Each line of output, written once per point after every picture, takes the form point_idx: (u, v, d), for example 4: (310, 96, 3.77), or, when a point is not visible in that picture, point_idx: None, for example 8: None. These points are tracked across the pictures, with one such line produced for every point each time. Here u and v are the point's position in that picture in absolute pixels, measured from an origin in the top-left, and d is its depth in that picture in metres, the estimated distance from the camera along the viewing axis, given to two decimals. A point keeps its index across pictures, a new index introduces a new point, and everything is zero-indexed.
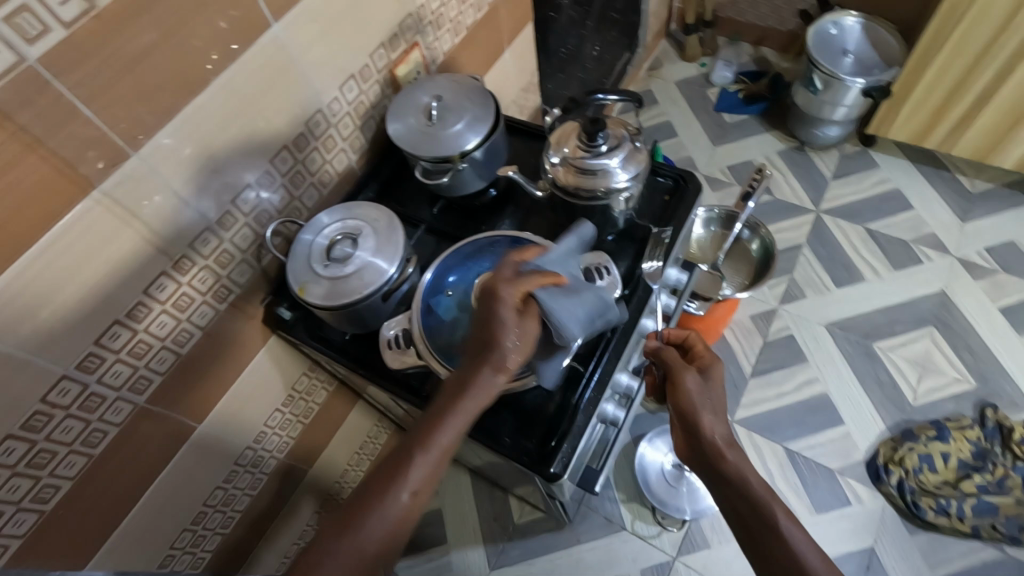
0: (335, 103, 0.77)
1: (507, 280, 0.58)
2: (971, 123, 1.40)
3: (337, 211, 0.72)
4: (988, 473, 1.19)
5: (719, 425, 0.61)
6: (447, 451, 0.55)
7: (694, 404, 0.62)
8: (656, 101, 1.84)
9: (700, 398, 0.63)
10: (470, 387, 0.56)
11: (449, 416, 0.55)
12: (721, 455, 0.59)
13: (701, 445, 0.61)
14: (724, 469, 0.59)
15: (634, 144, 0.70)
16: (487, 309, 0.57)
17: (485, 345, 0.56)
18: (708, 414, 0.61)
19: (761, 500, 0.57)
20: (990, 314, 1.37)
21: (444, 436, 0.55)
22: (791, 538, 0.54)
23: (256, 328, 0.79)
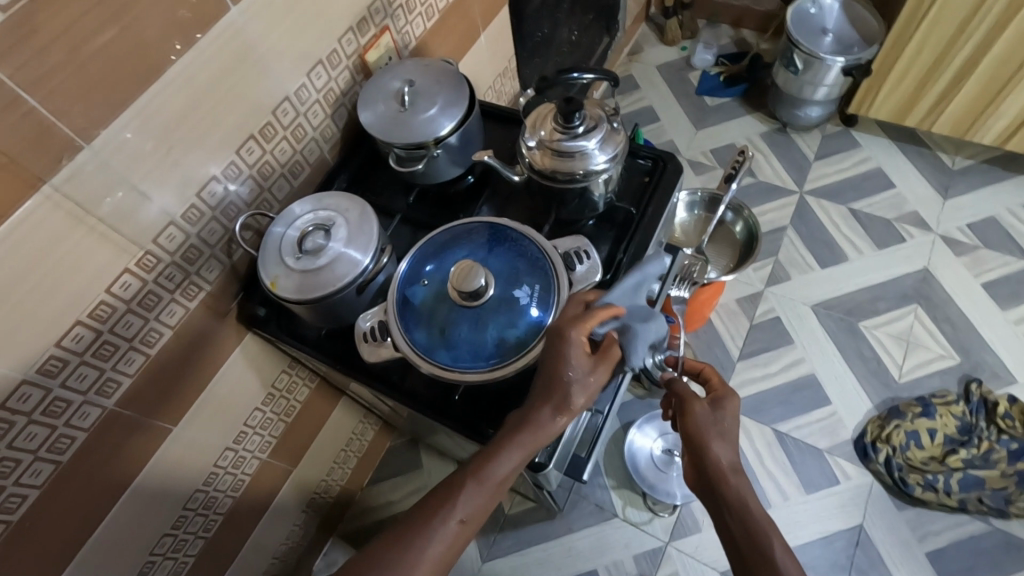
0: (303, 90, 0.74)
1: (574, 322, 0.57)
2: (949, 99, 1.40)
3: (308, 202, 0.70)
4: (973, 448, 1.20)
5: (726, 451, 0.59)
6: (501, 482, 0.57)
7: (703, 429, 0.60)
8: (637, 85, 1.83)
9: (707, 425, 0.60)
10: (529, 426, 0.56)
11: (507, 451, 0.56)
12: (724, 484, 0.57)
13: (705, 471, 0.59)
14: (724, 498, 0.57)
15: (612, 125, 0.68)
16: (556, 351, 0.57)
17: (549, 388, 0.56)
18: (716, 441, 0.59)
19: (760, 531, 0.55)
20: (972, 289, 1.38)
21: (498, 469, 0.56)
22: (785, 572, 0.53)
23: (230, 326, 0.76)
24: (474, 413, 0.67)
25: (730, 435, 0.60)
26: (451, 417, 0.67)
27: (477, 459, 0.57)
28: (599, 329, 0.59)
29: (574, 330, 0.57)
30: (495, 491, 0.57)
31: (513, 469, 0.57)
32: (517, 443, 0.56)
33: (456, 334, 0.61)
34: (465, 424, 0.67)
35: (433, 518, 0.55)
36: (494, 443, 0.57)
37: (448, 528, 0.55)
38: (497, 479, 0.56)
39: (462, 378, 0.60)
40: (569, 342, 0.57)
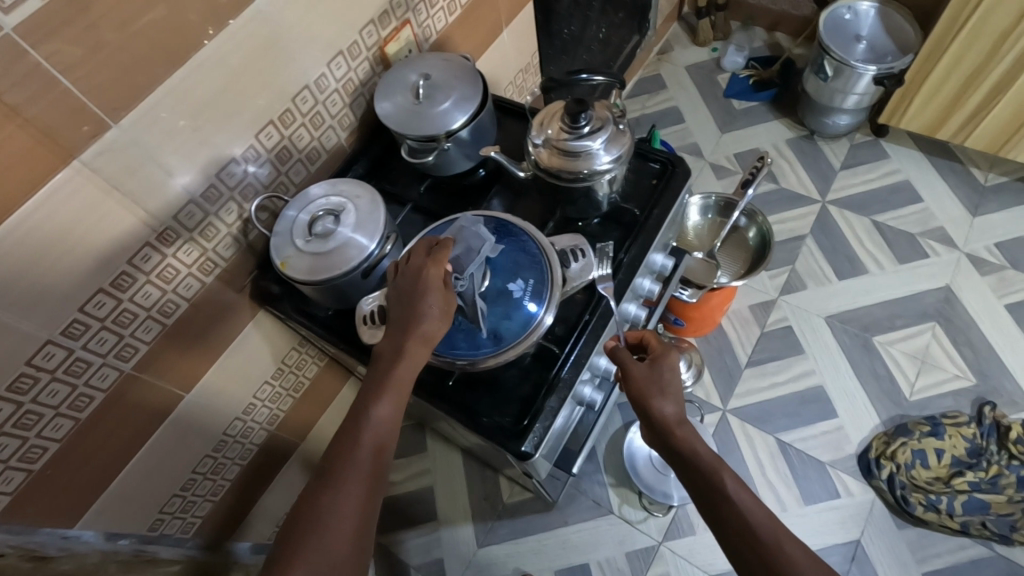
0: (324, 79, 0.76)
1: (426, 258, 0.59)
2: (984, 113, 1.36)
3: (321, 186, 0.72)
4: (981, 471, 1.17)
5: (668, 404, 0.62)
6: (403, 387, 0.56)
7: (644, 387, 0.63)
8: (664, 86, 1.82)
9: (642, 378, 0.64)
10: (394, 371, 0.56)
11: (377, 402, 0.55)
12: (673, 430, 0.61)
13: (654, 423, 0.62)
14: (675, 443, 0.61)
15: (617, 127, 0.69)
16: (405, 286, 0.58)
17: (403, 327, 0.57)
18: (656, 396, 0.62)
19: (713, 471, 0.58)
20: (994, 310, 1.35)
21: (397, 377, 0.56)
22: (741, 504, 0.56)
23: (243, 302, 0.80)
24: (467, 399, 0.70)
25: (671, 387, 0.63)
26: (444, 401, 0.69)
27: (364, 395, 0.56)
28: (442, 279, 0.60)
29: (426, 265, 0.58)
30: (400, 397, 0.56)
31: (391, 419, 0.56)
32: (385, 390, 0.56)
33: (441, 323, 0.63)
34: (459, 409, 0.69)
35: (347, 460, 0.53)
36: (363, 402, 0.56)
37: (353, 487, 0.51)
38: (376, 432, 0.54)
39: (450, 364, 0.62)
40: (423, 274, 0.58)
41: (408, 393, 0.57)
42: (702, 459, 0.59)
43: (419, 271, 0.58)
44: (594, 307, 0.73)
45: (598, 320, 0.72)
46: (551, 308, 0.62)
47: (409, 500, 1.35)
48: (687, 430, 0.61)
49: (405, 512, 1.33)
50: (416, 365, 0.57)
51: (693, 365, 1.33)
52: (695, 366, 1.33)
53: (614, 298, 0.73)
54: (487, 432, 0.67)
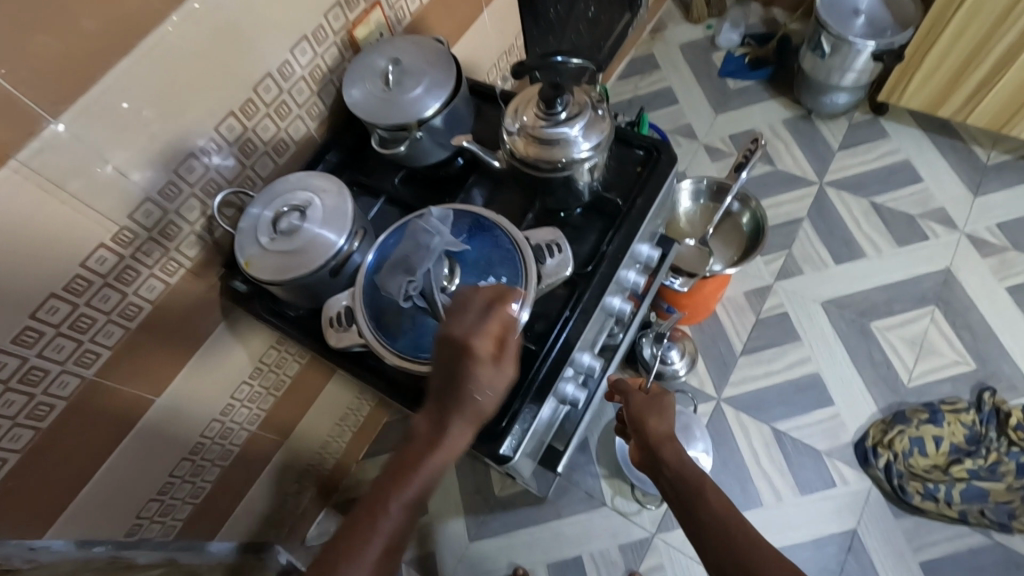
0: (288, 66, 0.72)
1: (472, 326, 0.52)
2: (989, 87, 1.31)
3: (288, 181, 0.69)
4: (980, 459, 1.15)
5: (663, 426, 0.68)
6: (431, 480, 0.53)
7: (643, 409, 0.70)
8: (657, 66, 1.76)
9: (642, 404, 0.70)
10: (428, 459, 0.52)
11: (401, 492, 0.52)
12: (663, 445, 0.65)
13: (646, 440, 0.67)
14: (662, 452, 0.64)
15: (596, 112, 0.66)
16: (452, 357, 0.52)
17: (449, 408, 0.52)
18: (652, 417, 0.68)
19: (696, 479, 0.61)
20: (995, 293, 1.31)
21: (429, 468, 0.53)
22: (715, 504, 0.58)
23: (212, 303, 0.76)
24: None
25: (667, 416, 0.69)
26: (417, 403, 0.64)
27: (388, 482, 0.53)
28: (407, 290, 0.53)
29: (473, 336, 0.51)
30: (425, 490, 0.53)
31: (411, 510, 0.52)
32: (411, 481, 0.52)
33: (402, 327, 0.58)
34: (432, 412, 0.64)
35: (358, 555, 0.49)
36: (384, 489, 0.52)
37: (366, 570, 0.49)
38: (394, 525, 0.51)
39: (416, 368, 0.56)
40: (468, 344, 0.51)
41: (432, 485, 0.53)
42: (687, 469, 0.62)
43: (463, 337, 0.51)
44: (575, 302, 0.69)
45: (581, 316, 0.68)
46: (527, 303, 0.57)
47: None
48: (676, 446, 0.65)
49: None
50: (452, 453, 0.53)
51: (686, 353, 1.31)
52: (689, 354, 1.31)
53: (596, 292, 0.69)
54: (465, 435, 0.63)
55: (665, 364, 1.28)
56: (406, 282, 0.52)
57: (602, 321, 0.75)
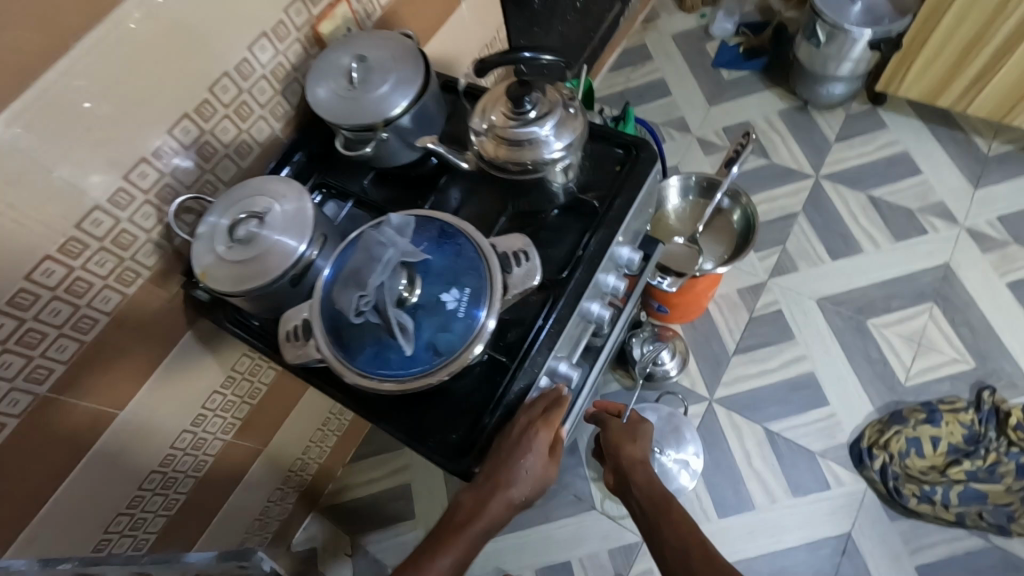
0: (247, 64, 0.69)
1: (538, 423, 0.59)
2: (987, 80, 1.27)
3: (247, 187, 0.66)
4: (979, 459, 1.12)
5: (638, 451, 0.71)
6: (471, 546, 0.61)
7: (618, 434, 0.73)
8: (649, 56, 1.72)
9: (619, 431, 0.73)
10: (469, 528, 0.59)
11: (442, 555, 0.59)
12: (635, 469, 0.69)
13: (621, 464, 0.70)
14: (634, 477, 0.68)
15: (568, 110, 0.62)
16: (511, 445, 0.59)
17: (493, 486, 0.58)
18: (628, 442, 0.71)
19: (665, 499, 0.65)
20: (995, 288, 1.28)
21: (468, 536, 0.60)
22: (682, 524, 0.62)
23: (175, 313, 0.73)
24: (411, 413, 0.63)
25: (642, 442, 0.72)
26: (387, 418, 0.63)
27: (432, 545, 0.61)
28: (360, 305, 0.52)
29: (536, 431, 0.59)
30: (463, 554, 0.60)
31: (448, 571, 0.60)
32: (452, 547, 0.60)
33: (362, 342, 0.54)
34: (404, 426, 0.62)
35: None
36: (428, 551, 0.60)
37: None
38: None
39: (378, 387, 0.54)
40: (530, 438, 0.59)
41: (468, 552, 0.61)
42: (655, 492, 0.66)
43: (526, 432, 0.59)
44: (550, 310, 0.66)
45: (555, 325, 0.65)
46: (493, 311, 0.54)
47: (387, 498, 1.32)
48: (647, 470, 0.69)
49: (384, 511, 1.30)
50: (491, 523, 0.60)
51: (677, 353, 1.28)
52: (680, 355, 1.29)
53: (572, 298, 0.66)
54: (433, 451, 0.61)
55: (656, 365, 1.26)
56: (358, 296, 0.51)
57: (580, 328, 0.72)
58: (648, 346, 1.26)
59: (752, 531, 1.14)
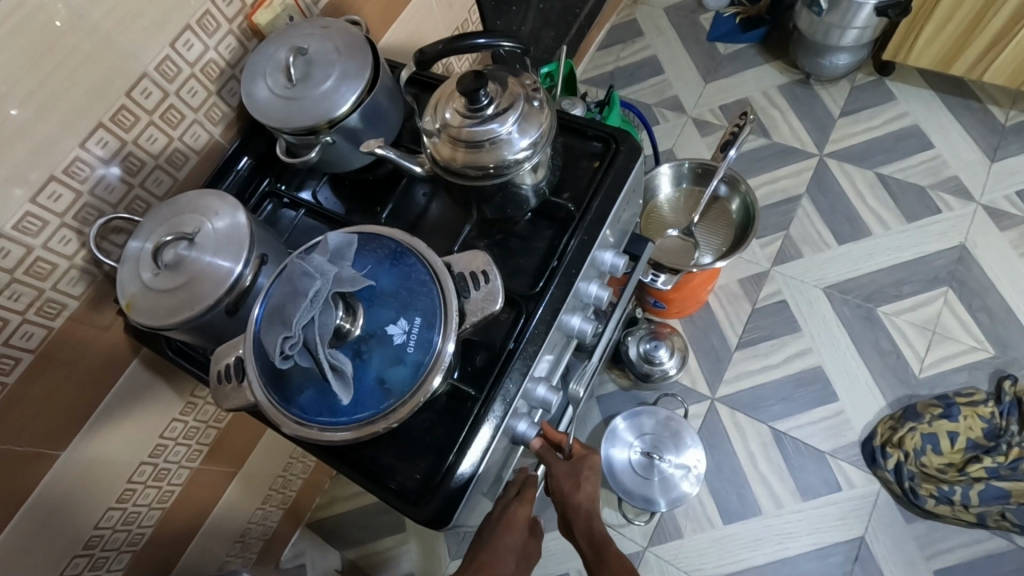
0: (170, 63, 0.61)
1: (513, 498, 0.64)
2: (1011, 36, 1.15)
3: (178, 204, 0.58)
4: (1000, 455, 1.03)
5: (583, 494, 0.65)
6: None
7: (562, 481, 0.65)
8: (640, 32, 1.62)
9: (561, 471, 0.65)
10: None
11: None
12: (577, 515, 0.65)
13: (565, 507, 0.66)
14: (576, 522, 0.65)
15: (531, 103, 0.54)
16: (494, 535, 0.61)
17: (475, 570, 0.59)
18: (574, 490, 0.64)
19: (605, 542, 0.65)
20: (1015, 270, 1.19)
21: None
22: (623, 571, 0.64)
23: (115, 346, 0.66)
24: (367, 453, 0.57)
25: (589, 483, 0.65)
26: (342, 458, 0.56)
27: None
28: (287, 348, 0.44)
29: (514, 506, 0.63)
30: None
31: None
32: None
33: (298, 385, 0.47)
34: (360, 468, 0.56)
35: None
36: None
37: None
38: None
39: (318, 436, 0.46)
40: (510, 515, 0.62)
41: None
42: (595, 540, 0.65)
43: (505, 510, 0.62)
44: (521, 331, 0.58)
45: (528, 346, 0.57)
46: (451, 334, 0.47)
47: (375, 511, 1.26)
48: (588, 514, 0.65)
49: (372, 524, 1.26)
50: None
51: (675, 350, 1.19)
52: (678, 352, 1.20)
53: (548, 315, 0.58)
54: (394, 493, 0.55)
55: (653, 364, 1.17)
56: (282, 338, 0.43)
57: (559, 344, 0.64)
58: (645, 344, 1.18)
59: (757, 538, 1.08)
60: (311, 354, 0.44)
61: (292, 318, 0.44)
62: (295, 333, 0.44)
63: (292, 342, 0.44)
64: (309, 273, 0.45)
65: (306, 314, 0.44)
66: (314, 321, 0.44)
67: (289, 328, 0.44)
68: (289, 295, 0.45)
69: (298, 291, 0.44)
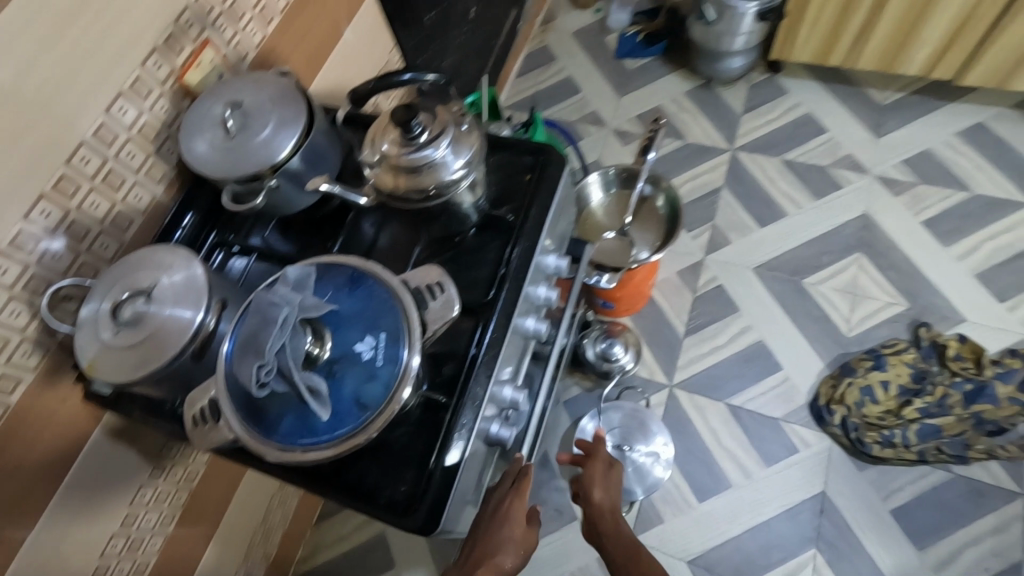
0: (107, 129, 0.63)
1: (509, 489, 0.65)
2: (873, 26, 1.32)
3: (131, 262, 0.59)
4: (927, 395, 1.13)
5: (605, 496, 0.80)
6: None
7: (591, 481, 0.81)
8: (553, 57, 1.73)
9: (597, 473, 0.82)
10: None
11: None
12: (605, 517, 0.79)
13: (592, 511, 0.80)
14: (604, 522, 0.78)
15: (460, 127, 0.59)
16: (493, 527, 0.64)
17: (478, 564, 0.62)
18: (598, 489, 0.81)
19: (635, 547, 0.76)
20: (913, 229, 1.33)
21: None
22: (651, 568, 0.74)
23: (77, 413, 0.65)
24: (353, 474, 0.59)
25: (614, 486, 0.82)
26: (327, 482, 0.58)
27: None
28: (263, 375, 0.46)
29: (512, 499, 0.65)
30: None
31: None
32: None
33: (278, 412, 0.49)
34: (348, 490, 0.58)
35: None
36: None
37: None
38: None
39: (304, 458, 0.48)
40: (506, 508, 0.64)
41: None
42: (623, 542, 0.77)
43: (502, 503, 0.65)
44: (481, 336, 0.62)
45: (490, 350, 0.61)
46: (416, 347, 0.50)
47: (361, 552, 1.25)
48: (614, 517, 0.79)
49: (359, 566, 1.23)
50: None
51: (630, 346, 1.26)
52: (633, 347, 1.26)
53: (503, 319, 0.62)
54: (382, 509, 0.57)
55: (612, 362, 1.23)
56: (257, 367, 0.46)
57: (519, 346, 0.69)
58: (601, 344, 1.24)
59: (732, 510, 1.14)
60: (288, 377, 0.47)
61: (264, 345, 0.46)
62: (270, 358, 0.46)
63: (267, 367, 0.46)
64: (275, 302, 0.48)
65: (278, 340, 0.46)
66: (286, 346, 0.47)
67: (263, 356, 0.46)
68: (257, 325, 0.47)
69: (266, 319, 0.47)
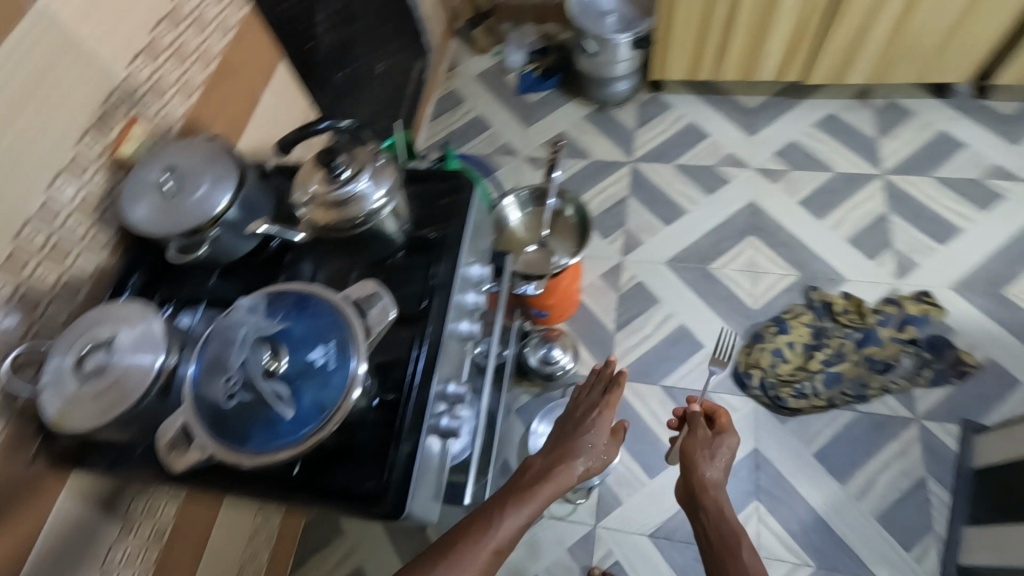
0: (51, 205, 0.69)
1: (602, 396, 0.93)
2: (728, 44, 1.54)
3: (88, 320, 0.64)
4: (826, 348, 1.32)
5: (713, 469, 0.94)
6: (532, 513, 0.70)
7: (696, 448, 0.97)
8: (461, 99, 1.87)
9: (700, 439, 0.98)
10: (539, 486, 0.73)
11: (519, 507, 0.69)
12: (708, 488, 0.92)
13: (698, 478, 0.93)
14: (707, 492, 0.91)
15: (377, 163, 0.69)
16: (588, 426, 0.87)
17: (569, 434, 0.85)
18: (705, 459, 0.95)
19: (737, 530, 0.86)
20: (792, 209, 1.53)
21: (544, 489, 0.74)
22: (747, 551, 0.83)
23: (43, 476, 0.68)
24: (320, 481, 0.64)
25: (719, 459, 0.96)
26: (298, 491, 0.64)
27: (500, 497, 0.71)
28: (232, 386, 0.56)
29: (600, 411, 0.90)
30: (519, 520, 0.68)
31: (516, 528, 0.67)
32: (528, 499, 0.71)
33: (245, 425, 0.55)
34: (318, 493, 0.64)
35: (485, 529, 0.65)
36: (504, 500, 0.70)
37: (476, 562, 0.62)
38: (502, 533, 0.65)
39: (275, 459, 0.54)
40: (595, 417, 0.89)
41: (539, 501, 0.71)
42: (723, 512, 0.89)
43: (591, 414, 0.89)
44: (421, 340, 0.70)
45: (430, 351, 0.70)
46: (362, 355, 0.58)
47: None
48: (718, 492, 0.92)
49: None
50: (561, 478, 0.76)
51: (567, 348, 1.37)
52: (570, 349, 1.37)
53: (437, 323, 0.71)
54: (352, 505, 0.63)
55: (552, 365, 1.34)
56: (224, 380, 0.56)
57: (458, 348, 0.78)
58: (541, 350, 1.35)
59: None
60: (253, 386, 0.56)
61: (229, 360, 0.57)
62: (236, 370, 0.57)
63: (234, 379, 0.56)
64: (234, 328, 0.59)
65: (241, 355, 0.57)
66: (247, 361, 0.57)
67: (230, 369, 0.56)
68: (221, 348, 0.58)
69: (229, 341, 0.58)
